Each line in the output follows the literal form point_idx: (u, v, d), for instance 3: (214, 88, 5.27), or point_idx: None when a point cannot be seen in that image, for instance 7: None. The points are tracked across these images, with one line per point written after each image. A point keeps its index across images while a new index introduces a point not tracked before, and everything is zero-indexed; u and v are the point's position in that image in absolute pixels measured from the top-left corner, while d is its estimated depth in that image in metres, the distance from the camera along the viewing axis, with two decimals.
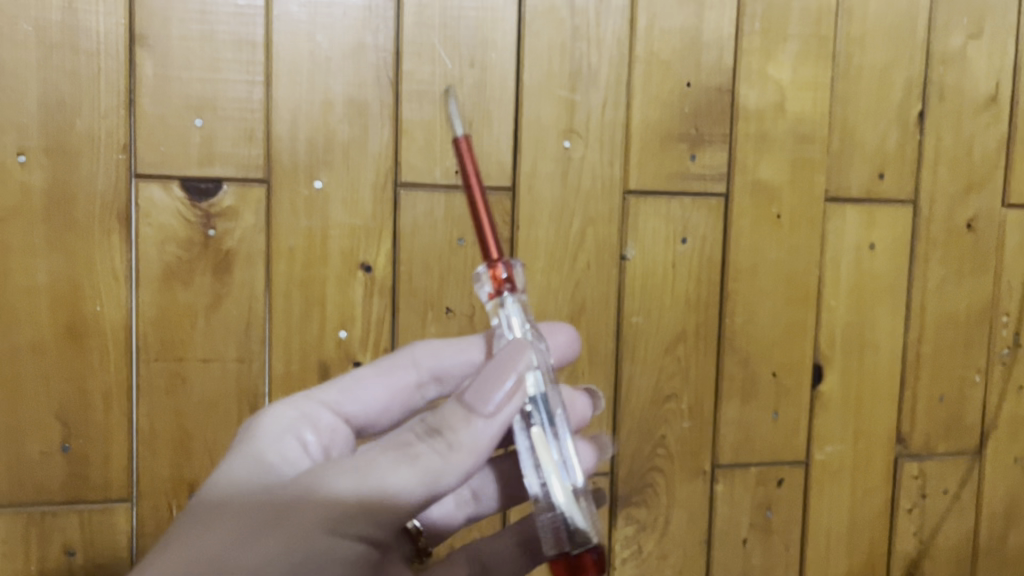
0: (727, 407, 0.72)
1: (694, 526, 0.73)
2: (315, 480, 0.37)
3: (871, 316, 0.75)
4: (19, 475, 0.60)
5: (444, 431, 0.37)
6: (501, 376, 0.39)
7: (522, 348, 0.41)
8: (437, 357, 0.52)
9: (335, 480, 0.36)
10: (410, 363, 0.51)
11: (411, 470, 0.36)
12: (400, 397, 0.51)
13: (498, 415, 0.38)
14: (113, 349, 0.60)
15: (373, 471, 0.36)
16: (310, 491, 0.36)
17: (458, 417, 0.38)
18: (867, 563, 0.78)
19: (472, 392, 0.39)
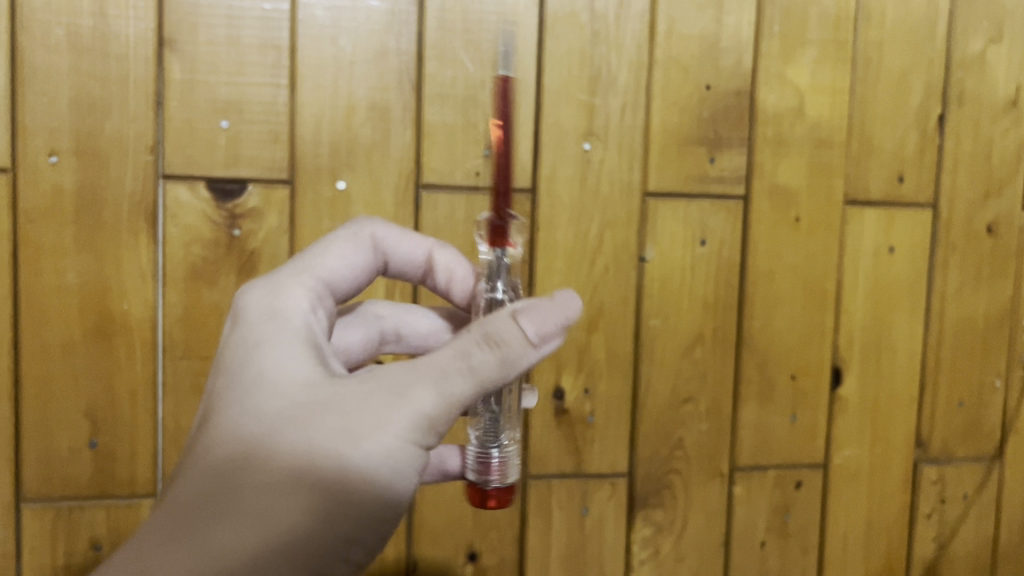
0: (745, 410, 0.72)
1: (711, 528, 0.73)
2: (393, 383, 0.37)
3: (890, 320, 0.75)
4: (48, 470, 0.61)
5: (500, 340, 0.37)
6: (556, 317, 0.39)
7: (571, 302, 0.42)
8: (392, 239, 0.51)
9: (416, 388, 0.36)
10: (369, 241, 0.50)
11: (474, 386, 0.37)
12: (364, 267, 0.50)
13: (544, 344, 0.39)
14: (140, 347, 0.61)
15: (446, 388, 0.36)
16: (399, 401, 0.36)
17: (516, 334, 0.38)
18: (885, 568, 0.78)
19: (524, 312, 0.38)
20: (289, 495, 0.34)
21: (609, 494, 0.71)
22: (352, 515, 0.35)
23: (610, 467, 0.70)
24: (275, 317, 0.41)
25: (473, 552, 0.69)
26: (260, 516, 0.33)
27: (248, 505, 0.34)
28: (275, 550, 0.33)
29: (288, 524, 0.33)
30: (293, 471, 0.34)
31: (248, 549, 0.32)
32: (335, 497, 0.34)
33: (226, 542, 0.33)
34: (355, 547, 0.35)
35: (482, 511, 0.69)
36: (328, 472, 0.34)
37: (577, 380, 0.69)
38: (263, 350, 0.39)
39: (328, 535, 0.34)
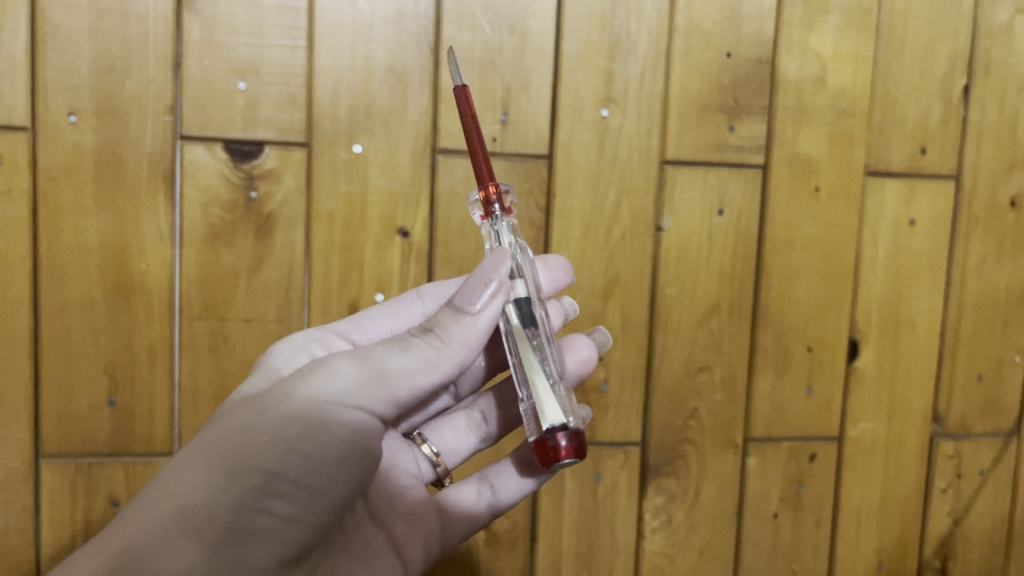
0: (760, 380, 0.72)
1: (724, 499, 0.73)
2: (320, 360, 0.42)
3: (908, 293, 0.74)
4: (67, 428, 0.62)
5: (436, 329, 0.42)
6: (485, 271, 0.43)
7: (500, 255, 0.44)
8: (439, 289, 0.57)
9: (330, 363, 0.41)
10: (415, 297, 0.56)
11: (400, 356, 0.41)
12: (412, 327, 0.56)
13: (483, 312, 0.42)
14: (157, 307, 0.62)
15: (380, 363, 0.41)
16: (309, 375, 0.40)
17: (453, 310, 0.43)
18: (899, 542, 0.77)
19: (460, 294, 0.43)
20: (194, 462, 0.38)
21: (622, 462, 0.71)
22: (252, 472, 0.37)
23: (624, 436, 0.70)
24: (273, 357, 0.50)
25: None
26: (161, 496, 0.37)
27: (146, 497, 0.37)
28: (177, 518, 0.36)
29: (186, 491, 0.37)
30: (202, 445, 0.39)
31: (151, 522, 0.36)
32: (233, 463, 0.37)
33: (128, 524, 0.36)
34: (274, 501, 0.37)
35: None
36: (226, 445, 0.38)
37: None
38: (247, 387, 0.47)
39: (233, 495, 0.37)
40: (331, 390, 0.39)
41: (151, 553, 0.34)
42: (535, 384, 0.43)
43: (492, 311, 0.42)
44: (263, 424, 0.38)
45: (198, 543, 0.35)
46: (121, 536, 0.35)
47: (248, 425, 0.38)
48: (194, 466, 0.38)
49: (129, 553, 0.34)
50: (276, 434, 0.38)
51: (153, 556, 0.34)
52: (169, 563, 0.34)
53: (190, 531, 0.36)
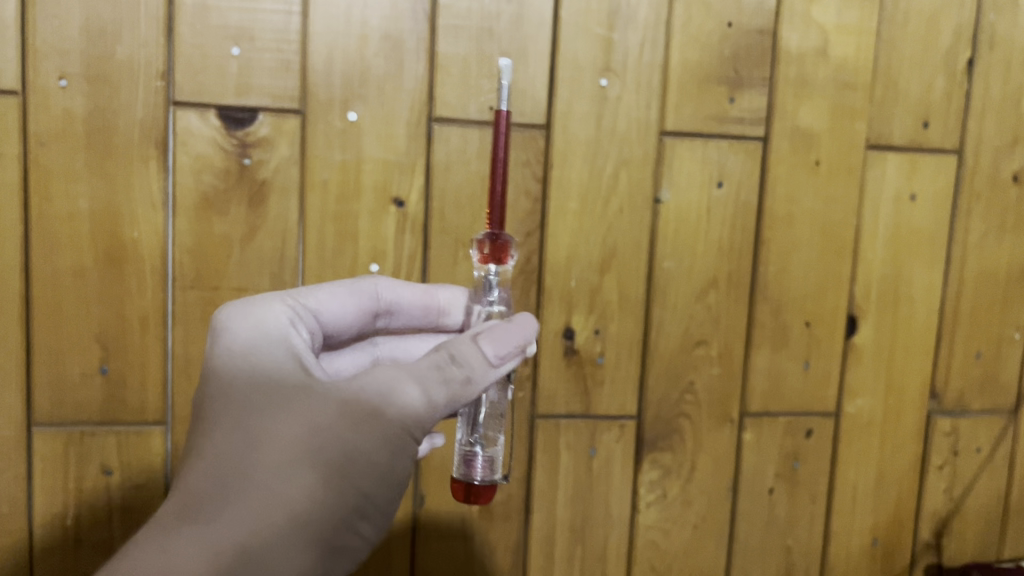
0: (757, 355, 0.72)
1: (719, 474, 0.73)
2: (378, 373, 0.42)
3: (908, 268, 0.73)
4: (59, 395, 0.61)
5: (465, 363, 0.44)
6: (519, 333, 0.46)
7: (527, 325, 0.48)
8: (396, 292, 0.56)
9: (399, 384, 0.42)
10: (372, 291, 0.55)
11: (448, 385, 0.43)
12: (359, 317, 0.55)
13: (504, 362, 0.45)
14: (149, 275, 0.61)
15: (436, 393, 0.43)
16: (381, 397, 0.42)
17: (483, 352, 0.44)
18: (894, 519, 0.77)
19: (489, 338, 0.45)
20: (285, 483, 0.39)
21: (617, 436, 0.71)
22: (351, 496, 0.40)
23: (619, 410, 0.70)
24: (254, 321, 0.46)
25: None
26: (267, 502, 0.38)
27: (239, 508, 0.38)
28: (290, 530, 0.38)
29: (294, 505, 0.39)
30: (287, 463, 0.40)
31: (265, 529, 0.38)
32: (335, 485, 0.40)
33: (240, 526, 0.38)
34: (358, 520, 0.41)
35: None
36: (317, 465, 0.40)
37: (587, 321, 0.68)
38: (250, 345, 0.44)
39: (329, 517, 0.40)
40: (404, 418, 0.42)
41: (268, 561, 0.37)
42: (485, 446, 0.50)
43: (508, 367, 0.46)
44: (360, 446, 0.41)
45: (304, 554, 0.39)
46: (236, 537, 0.37)
47: (334, 447, 0.40)
48: (289, 487, 0.39)
49: (248, 558, 0.37)
50: (372, 461, 0.41)
51: (268, 562, 0.37)
52: (286, 569, 0.38)
53: (302, 544, 0.39)
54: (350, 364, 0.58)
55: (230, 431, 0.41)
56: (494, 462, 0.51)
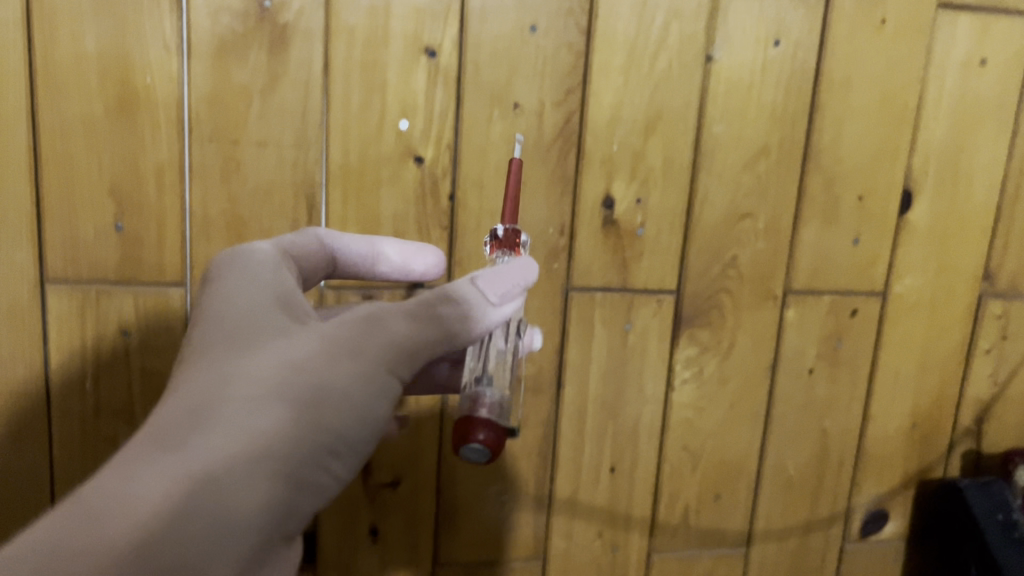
0: (805, 229, 0.68)
1: (758, 351, 0.70)
2: (367, 313, 0.42)
3: (971, 141, 0.69)
4: (72, 253, 0.58)
5: (459, 301, 0.44)
6: (522, 271, 0.48)
7: (529, 267, 0.49)
8: (343, 239, 0.54)
9: (387, 324, 0.42)
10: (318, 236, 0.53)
11: (430, 330, 0.42)
12: (319, 259, 0.52)
13: (504, 303, 0.46)
14: (164, 125, 0.57)
15: (417, 335, 0.42)
16: (372, 333, 0.41)
17: (483, 290, 0.45)
18: (935, 403, 0.75)
19: (485, 279, 0.46)
20: (262, 407, 0.36)
21: (655, 310, 0.67)
22: (328, 431, 0.37)
23: (658, 283, 0.67)
24: (237, 265, 0.45)
25: None
26: (238, 427, 0.35)
27: (211, 426, 0.35)
28: (260, 458, 0.34)
29: (266, 434, 0.35)
30: (268, 387, 0.37)
31: (233, 451, 0.34)
32: (311, 417, 0.37)
33: (205, 451, 0.34)
34: (331, 460, 0.38)
35: None
36: (302, 390, 0.37)
37: (629, 189, 0.64)
38: (231, 286, 0.43)
39: (306, 450, 0.36)
40: (392, 354, 0.41)
41: (232, 492, 0.33)
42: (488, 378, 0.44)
43: (508, 309, 0.47)
44: (336, 379, 0.38)
45: (271, 489, 0.35)
46: (200, 464, 0.33)
47: (322, 374, 0.38)
48: (269, 408, 0.36)
49: (212, 487, 0.33)
50: (350, 395, 0.38)
51: (232, 493, 0.33)
52: (249, 503, 0.34)
53: (272, 476, 0.35)
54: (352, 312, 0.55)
55: (202, 366, 0.38)
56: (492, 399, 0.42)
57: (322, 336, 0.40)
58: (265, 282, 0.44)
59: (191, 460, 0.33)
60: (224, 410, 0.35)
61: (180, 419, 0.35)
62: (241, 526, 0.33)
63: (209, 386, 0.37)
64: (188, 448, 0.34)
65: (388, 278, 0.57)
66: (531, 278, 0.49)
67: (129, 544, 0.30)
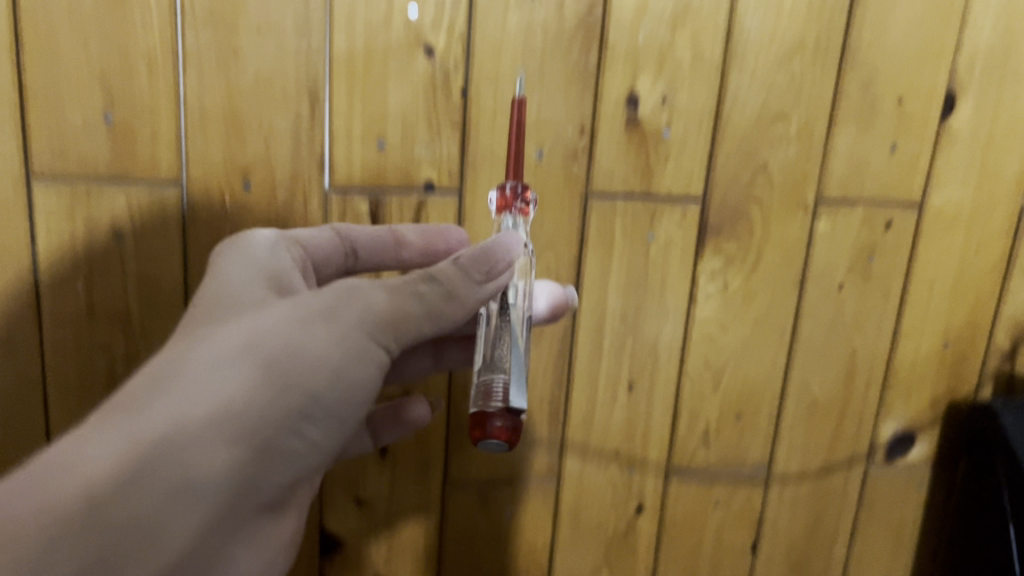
0: (840, 133, 0.64)
1: (788, 265, 0.67)
2: (346, 282, 0.42)
3: (1018, 42, 0.65)
4: (60, 146, 0.54)
5: (442, 279, 0.44)
6: (507, 244, 0.47)
7: (516, 242, 0.48)
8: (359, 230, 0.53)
9: (363, 293, 0.41)
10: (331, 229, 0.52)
11: (408, 302, 0.42)
12: (331, 255, 0.52)
13: (488, 281, 0.45)
14: (156, 7, 0.53)
15: (393, 305, 0.42)
16: (346, 299, 0.41)
17: (467, 269, 0.44)
18: (969, 322, 0.72)
19: (468, 258, 0.45)
20: (224, 370, 0.36)
21: (679, 218, 0.64)
22: (297, 392, 0.38)
23: (683, 189, 0.63)
24: (230, 249, 0.47)
25: None
26: (202, 389, 0.35)
27: (172, 388, 0.35)
28: (218, 418, 0.35)
29: (226, 396, 0.36)
30: (234, 349, 0.37)
31: (189, 412, 0.35)
32: (275, 378, 0.37)
33: (161, 414, 0.34)
34: (302, 424, 0.38)
35: (538, 229, 0.61)
36: (268, 351, 0.38)
37: (655, 86, 0.60)
38: (219, 267, 0.44)
39: (272, 410, 0.37)
40: (366, 321, 0.41)
41: (191, 451, 0.34)
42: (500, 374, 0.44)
43: (498, 283, 0.46)
44: (309, 342, 0.39)
45: (230, 450, 0.35)
46: (154, 426, 0.34)
47: (290, 337, 0.38)
48: (231, 369, 0.37)
49: (170, 445, 0.33)
50: (323, 358, 0.39)
51: (192, 451, 0.34)
52: (209, 464, 0.34)
53: (231, 436, 0.35)
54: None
55: (174, 339, 0.39)
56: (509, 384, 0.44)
57: (297, 301, 0.40)
58: (259, 263, 0.45)
59: (151, 420, 0.34)
60: (190, 372, 0.36)
61: (147, 383, 0.36)
62: (195, 484, 0.34)
63: (178, 351, 0.37)
64: (150, 410, 0.34)
65: (416, 264, 0.55)
66: (516, 253, 0.47)
67: (85, 497, 0.31)
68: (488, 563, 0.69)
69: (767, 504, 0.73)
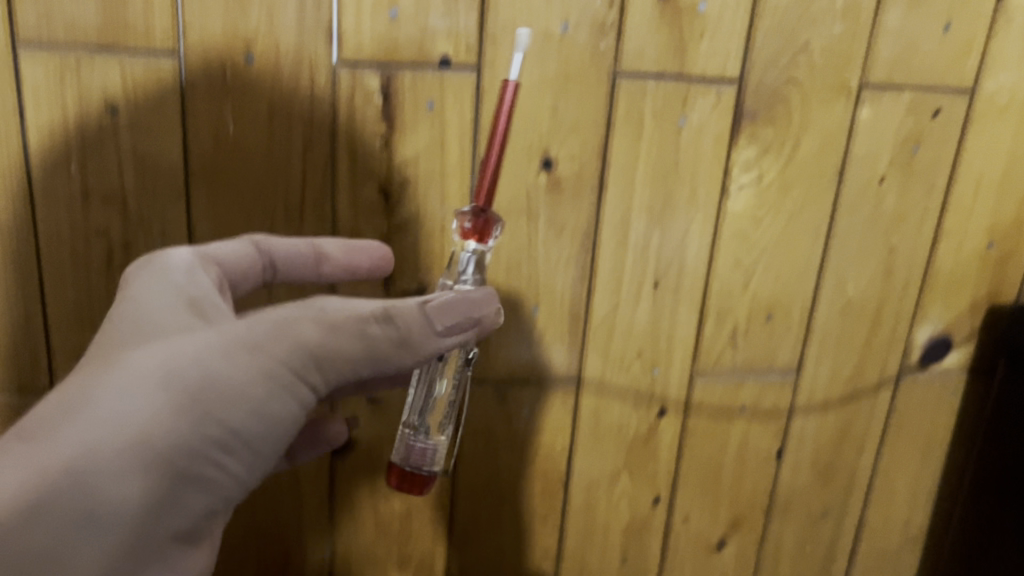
0: (889, 10, 0.59)
1: (826, 155, 0.62)
2: (281, 316, 0.42)
3: None
4: (46, 11, 0.50)
5: (396, 319, 0.43)
6: (475, 301, 0.45)
7: (489, 295, 0.47)
8: (276, 241, 0.53)
9: (296, 328, 0.41)
10: (249, 241, 0.52)
11: (344, 340, 0.42)
12: (250, 271, 0.51)
13: (449, 333, 0.45)
14: None
15: (329, 343, 0.41)
16: (278, 336, 0.41)
17: (427, 318, 0.44)
18: (1016, 221, 0.68)
19: (437, 305, 0.44)
20: (141, 400, 0.37)
21: (713, 103, 0.59)
22: (214, 424, 0.38)
23: (719, 71, 0.59)
24: (169, 259, 0.47)
25: (548, 159, 0.58)
26: (110, 420, 0.36)
27: (91, 415, 0.37)
28: (130, 450, 0.36)
29: (138, 427, 0.37)
30: (153, 376, 0.38)
31: (102, 444, 0.36)
32: (193, 409, 0.38)
33: (74, 444, 0.36)
34: (223, 456, 0.39)
35: (561, 112, 0.57)
36: (186, 382, 0.38)
37: None
38: (155, 279, 0.45)
39: (187, 442, 0.37)
40: (295, 357, 0.41)
41: (95, 483, 0.35)
42: (424, 438, 0.49)
43: (459, 338, 0.45)
44: (231, 374, 0.39)
45: (140, 480, 0.36)
46: (65, 459, 0.35)
47: (211, 368, 0.39)
48: (150, 397, 0.37)
49: (72, 477, 0.35)
50: (245, 393, 0.39)
51: (97, 485, 0.35)
52: (115, 496, 0.35)
53: (144, 467, 0.36)
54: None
55: (104, 355, 0.40)
56: (434, 452, 0.49)
57: (227, 329, 0.41)
58: (189, 279, 0.45)
59: (57, 453, 0.35)
60: (102, 402, 0.37)
61: (60, 411, 0.37)
62: (105, 517, 0.35)
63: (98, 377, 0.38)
64: (58, 443, 0.36)
65: (337, 278, 0.55)
66: (489, 311, 0.46)
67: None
68: (505, 465, 0.67)
69: (795, 410, 0.71)
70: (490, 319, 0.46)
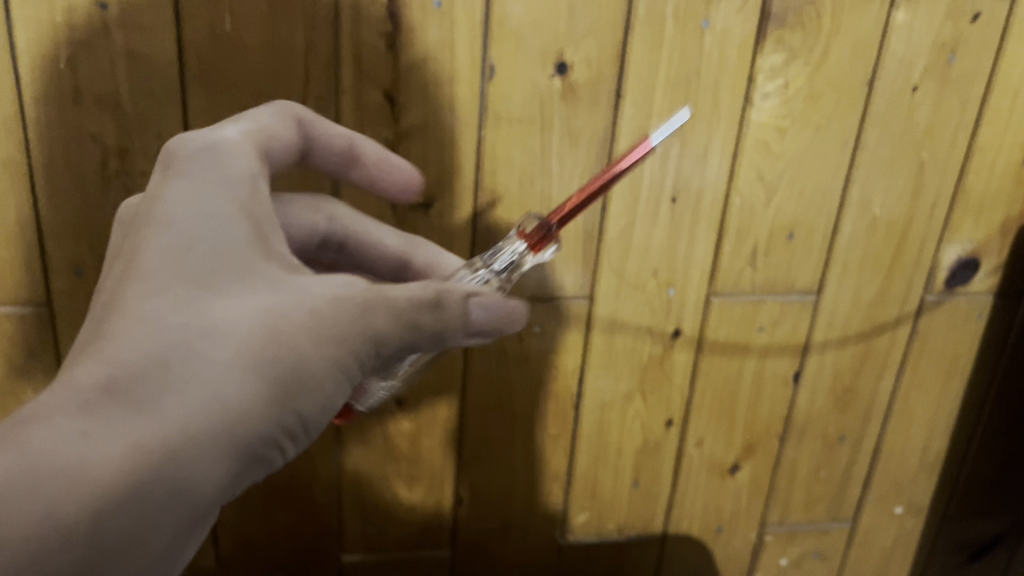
0: None
1: (857, 63, 0.59)
2: (364, 291, 0.38)
3: None
4: None
5: (453, 310, 0.40)
6: (511, 310, 0.42)
7: (519, 312, 0.43)
8: (316, 121, 0.48)
9: (377, 311, 0.38)
10: (284, 112, 0.46)
11: (414, 333, 0.39)
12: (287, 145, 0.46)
13: (479, 334, 0.42)
14: None
15: (401, 334, 0.39)
16: (363, 316, 0.38)
17: (477, 315, 0.41)
18: None
19: (481, 303, 0.41)
20: (232, 384, 0.34)
21: (739, 5, 0.56)
22: (293, 416, 0.36)
23: None
24: (226, 160, 0.40)
25: (562, 62, 0.55)
26: (203, 401, 0.33)
27: (176, 388, 0.33)
28: (220, 441, 0.33)
29: (229, 414, 0.34)
30: (241, 358, 0.34)
31: (195, 430, 0.33)
32: (277, 399, 0.35)
33: (166, 424, 0.32)
34: (289, 443, 0.37)
35: (577, 12, 0.54)
36: (276, 370, 0.35)
37: None
38: (216, 191, 0.39)
39: (268, 435, 0.35)
40: (372, 345, 0.38)
41: (186, 477, 0.32)
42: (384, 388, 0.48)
43: (487, 339, 0.43)
44: (317, 363, 0.36)
45: (222, 471, 0.34)
46: (155, 442, 0.32)
47: (300, 357, 0.36)
48: (239, 382, 0.34)
49: (163, 466, 0.32)
50: (323, 383, 0.37)
51: (189, 476, 0.32)
52: (199, 487, 0.33)
53: (228, 461, 0.34)
54: (306, 212, 0.50)
55: (172, 295, 0.35)
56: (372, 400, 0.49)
57: (313, 300, 0.37)
58: (250, 195, 0.40)
59: (156, 428, 0.32)
60: (195, 374, 0.33)
61: (153, 367, 0.33)
62: (189, 505, 0.33)
63: (188, 335, 0.34)
64: (155, 417, 0.32)
65: (360, 184, 0.51)
66: (513, 323, 0.43)
67: (81, 516, 0.30)
68: (515, 385, 0.66)
69: (815, 332, 0.69)
70: (515, 322, 0.43)
